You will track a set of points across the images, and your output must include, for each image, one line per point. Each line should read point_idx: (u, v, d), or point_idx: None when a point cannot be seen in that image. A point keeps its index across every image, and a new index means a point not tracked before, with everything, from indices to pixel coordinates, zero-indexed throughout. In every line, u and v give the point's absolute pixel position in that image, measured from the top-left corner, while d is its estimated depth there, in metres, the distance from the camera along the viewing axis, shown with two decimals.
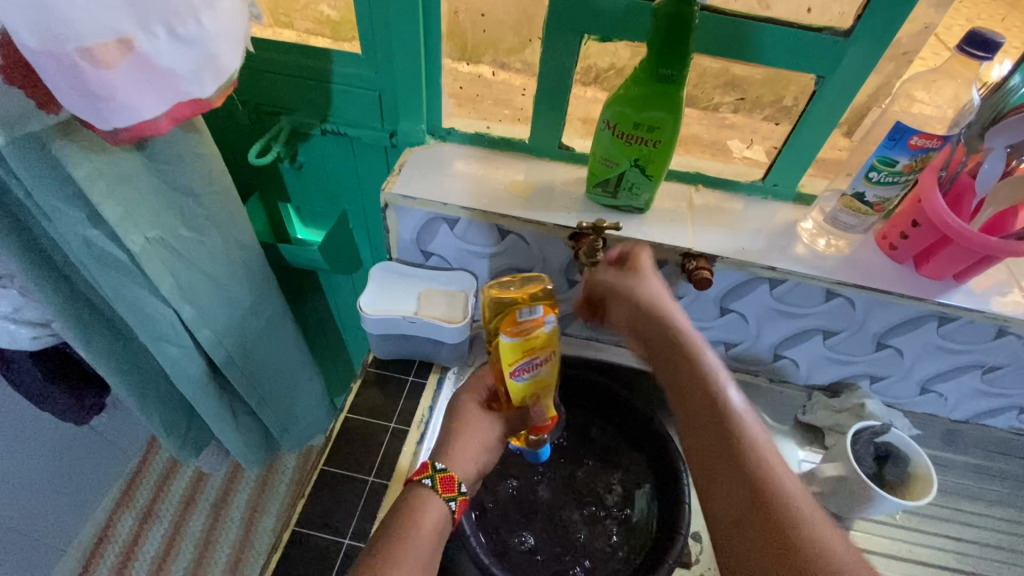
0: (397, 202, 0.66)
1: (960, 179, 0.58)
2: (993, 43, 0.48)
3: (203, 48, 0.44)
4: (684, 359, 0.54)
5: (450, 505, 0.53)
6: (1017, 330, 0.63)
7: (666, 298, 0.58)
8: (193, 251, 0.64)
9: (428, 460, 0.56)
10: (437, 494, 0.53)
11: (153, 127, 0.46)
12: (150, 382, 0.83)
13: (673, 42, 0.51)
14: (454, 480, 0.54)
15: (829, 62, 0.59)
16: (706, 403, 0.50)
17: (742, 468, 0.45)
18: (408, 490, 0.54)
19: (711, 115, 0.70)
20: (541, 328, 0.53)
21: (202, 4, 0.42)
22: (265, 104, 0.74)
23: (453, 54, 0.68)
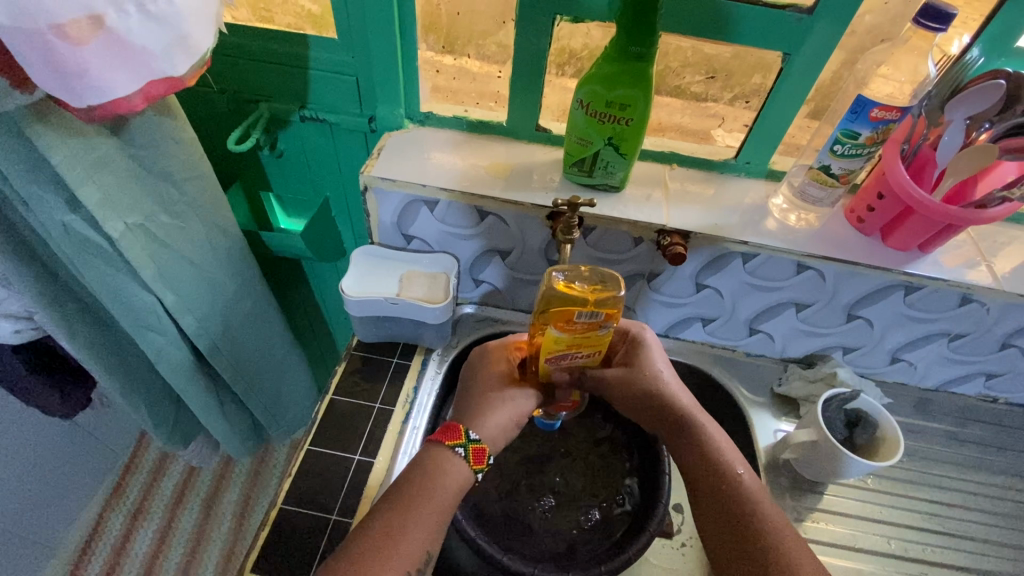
0: (377, 185, 0.67)
1: (922, 150, 0.60)
2: (946, 14, 0.50)
3: (175, 25, 0.44)
4: (687, 427, 0.59)
5: (476, 476, 0.56)
6: (980, 297, 0.66)
7: (665, 374, 0.61)
8: (173, 236, 0.65)
9: (461, 426, 0.56)
10: (466, 465, 0.55)
11: (128, 106, 0.46)
12: (137, 373, 0.83)
13: (640, 20, 0.52)
14: (485, 453, 0.56)
15: (795, 39, 0.61)
16: (709, 472, 0.57)
17: (731, 529, 0.54)
18: (437, 452, 0.55)
19: (696, 105, 0.72)
20: (595, 329, 0.52)
21: None
22: (243, 91, 0.74)
23: (436, 46, 0.69)
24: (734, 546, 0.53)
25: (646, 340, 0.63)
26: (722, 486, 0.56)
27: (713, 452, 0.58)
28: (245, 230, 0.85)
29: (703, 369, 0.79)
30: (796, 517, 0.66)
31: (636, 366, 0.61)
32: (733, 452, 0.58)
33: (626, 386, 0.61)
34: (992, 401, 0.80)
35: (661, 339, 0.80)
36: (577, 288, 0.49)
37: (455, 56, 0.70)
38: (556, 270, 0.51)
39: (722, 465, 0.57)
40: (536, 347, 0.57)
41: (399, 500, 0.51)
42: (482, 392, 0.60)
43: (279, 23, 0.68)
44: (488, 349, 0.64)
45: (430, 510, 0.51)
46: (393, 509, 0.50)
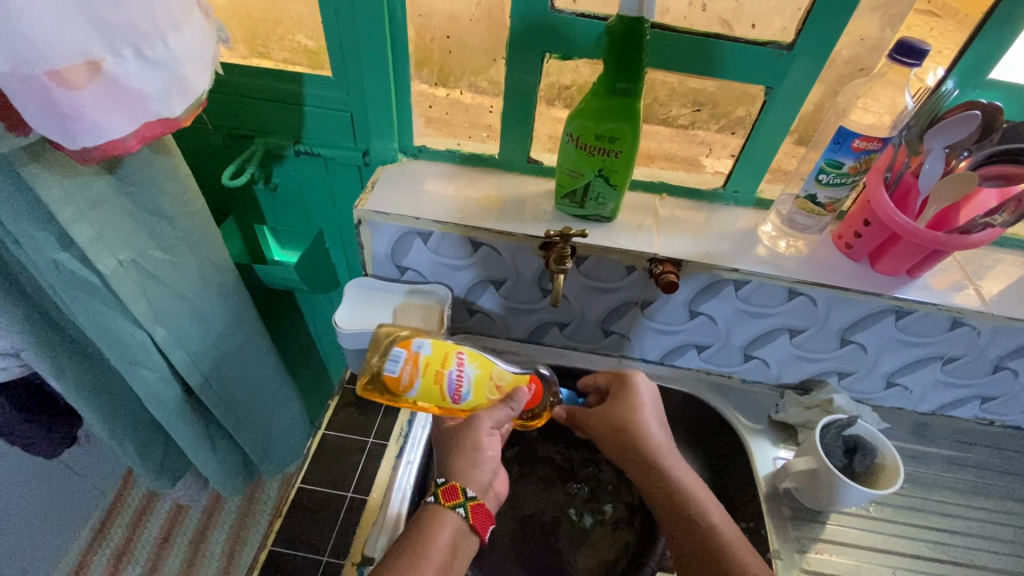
0: (371, 218, 0.67)
1: (904, 179, 0.61)
2: (919, 51, 0.52)
3: (172, 70, 0.45)
4: (662, 473, 0.61)
5: (460, 512, 0.54)
6: (970, 321, 0.66)
7: (648, 419, 0.64)
8: (166, 272, 0.65)
9: (458, 484, 0.55)
10: (466, 524, 0.54)
11: (124, 147, 0.46)
12: (125, 410, 0.82)
13: (627, 58, 0.54)
14: (455, 488, 0.54)
15: (776, 73, 0.63)
16: (680, 524, 0.58)
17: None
18: (435, 512, 0.54)
19: (684, 134, 0.73)
20: (420, 356, 0.59)
21: (168, 27, 0.43)
22: (238, 127, 0.76)
23: (430, 80, 0.71)
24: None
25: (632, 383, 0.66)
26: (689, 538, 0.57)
27: (685, 498, 0.59)
28: (238, 263, 0.85)
29: (700, 398, 0.78)
30: (798, 549, 0.65)
31: (613, 411, 0.65)
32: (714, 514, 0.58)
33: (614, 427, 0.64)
34: (989, 424, 0.80)
35: (656, 366, 0.80)
36: (382, 367, 0.61)
37: (449, 89, 0.72)
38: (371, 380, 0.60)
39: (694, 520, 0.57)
40: (445, 404, 0.60)
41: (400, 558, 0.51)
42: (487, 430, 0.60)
43: (276, 62, 0.70)
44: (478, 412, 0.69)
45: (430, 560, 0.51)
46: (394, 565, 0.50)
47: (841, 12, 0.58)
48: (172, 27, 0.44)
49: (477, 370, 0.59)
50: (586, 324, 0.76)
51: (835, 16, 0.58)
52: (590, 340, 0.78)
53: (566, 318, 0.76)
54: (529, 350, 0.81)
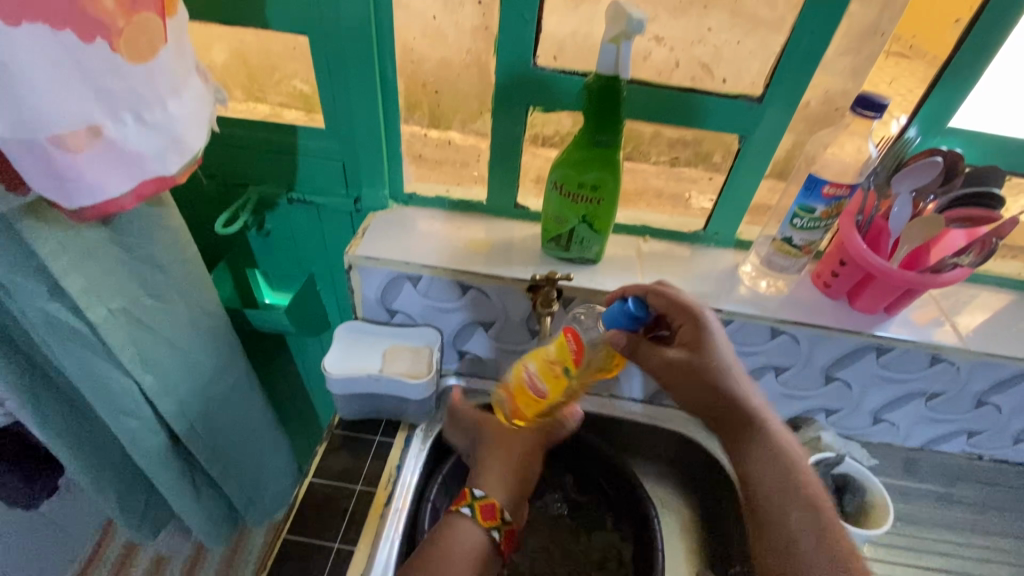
0: (362, 263, 0.69)
1: (876, 221, 0.64)
2: (879, 105, 0.55)
3: (170, 131, 0.47)
4: (756, 434, 0.56)
5: (465, 510, 0.59)
6: (948, 357, 0.68)
7: (737, 378, 0.58)
8: (157, 319, 0.65)
9: (467, 488, 0.61)
10: (475, 522, 0.58)
11: (119, 205, 0.47)
12: (108, 459, 0.80)
13: (605, 113, 0.57)
14: (464, 488, 0.60)
15: (748, 123, 0.66)
16: (784, 486, 0.53)
17: (804, 541, 0.50)
18: (446, 517, 0.59)
19: (671, 169, 0.75)
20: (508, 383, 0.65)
21: (167, 93, 0.46)
22: (233, 177, 0.78)
23: (422, 122, 0.73)
24: (816, 567, 0.48)
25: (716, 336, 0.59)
26: (795, 502, 0.52)
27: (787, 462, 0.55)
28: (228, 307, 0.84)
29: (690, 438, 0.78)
30: None
31: (700, 353, 0.58)
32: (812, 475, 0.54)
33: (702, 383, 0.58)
34: (978, 459, 0.80)
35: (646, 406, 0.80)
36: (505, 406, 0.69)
37: (443, 128, 0.73)
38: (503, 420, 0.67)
39: (796, 481, 0.53)
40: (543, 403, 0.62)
41: (415, 562, 0.55)
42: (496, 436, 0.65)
43: (271, 114, 0.73)
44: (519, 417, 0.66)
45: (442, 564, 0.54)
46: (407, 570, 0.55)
47: (804, 68, 0.61)
48: (171, 92, 0.46)
49: (534, 362, 0.60)
50: None
51: (799, 71, 0.62)
52: None
53: None
54: None
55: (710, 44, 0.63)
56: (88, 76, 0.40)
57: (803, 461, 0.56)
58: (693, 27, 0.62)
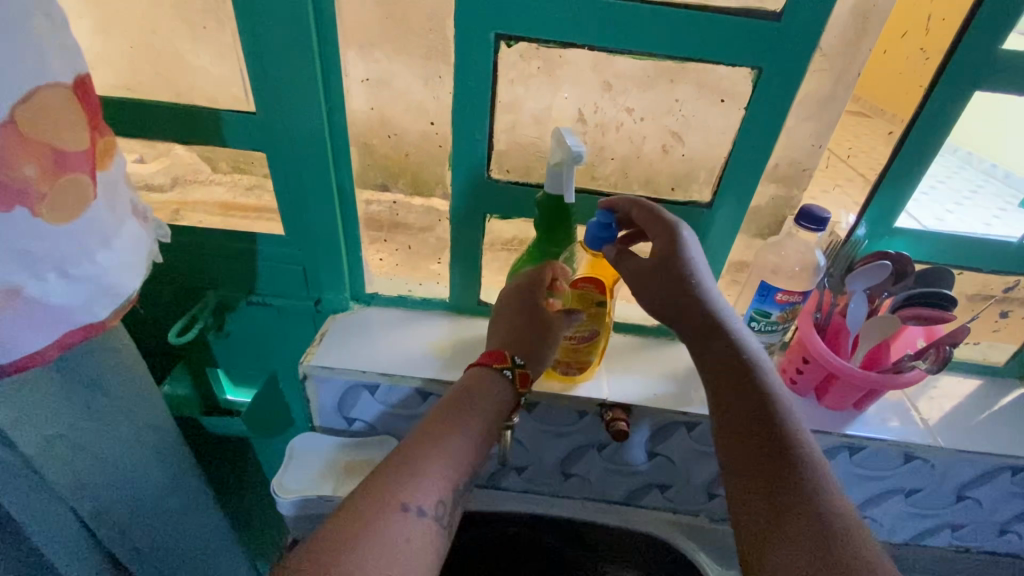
0: (317, 373, 0.67)
1: (834, 318, 0.64)
2: (820, 218, 0.56)
3: (99, 282, 0.45)
4: (735, 350, 0.56)
5: (506, 373, 0.59)
6: (922, 455, 0.67)
7: (711, 290, 0.57)
8: (99, 441, 0.61)
9: (507, 351, 0.60)
10: (511, 386, 0.59)
11: (41, 358, 0.44)
12: None
13: (558, 226, 0.60)
14: (502, 352, 0.60)
15: (701, 226, 0.67)
16: (761, 413, 0.52)
17: (768, 461, 0.50)
18: (483, 373, 0.59)
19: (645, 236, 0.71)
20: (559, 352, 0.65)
21: (98, 244, 0.45)
22: (191, 282, 0.77)
23: (406, 190, 0.70)
24: (776, 485, 0.49)
25: (689, 246, 0.56)
26: (773, 430, 0.51)
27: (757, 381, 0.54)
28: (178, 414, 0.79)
29: (667, 541, 0.75)
30: None
31: (667, 267, 0.56)
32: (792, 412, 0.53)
33: (676, 292, 0.56)
34: (966, 551, 0.77)
35: (621, 508, 0.77)
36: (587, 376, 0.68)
37: (426, 197, 0.71)
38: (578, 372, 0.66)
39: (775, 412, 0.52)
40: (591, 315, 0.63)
41: (443, 416, 0.55)
42: (529, 316, 0.61)
43: (240, 215, 0.72)
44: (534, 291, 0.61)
45: (470, 424, 0.55)
46: (435, 423, 0.54)
47: (749, 175, 0.63)
48: (101, 244, 0.45)
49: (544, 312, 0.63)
50: (545, 467, 0.74)
51: (746, 177, 0.63)
52: (549, 482, 0.76)
53: (522, 462, 0.74)
54: (486, 495, 0.77)
55: (679, 113, 0.62)
56: (10, 242, 0.39)
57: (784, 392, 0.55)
58: (637, 140, 0.64)
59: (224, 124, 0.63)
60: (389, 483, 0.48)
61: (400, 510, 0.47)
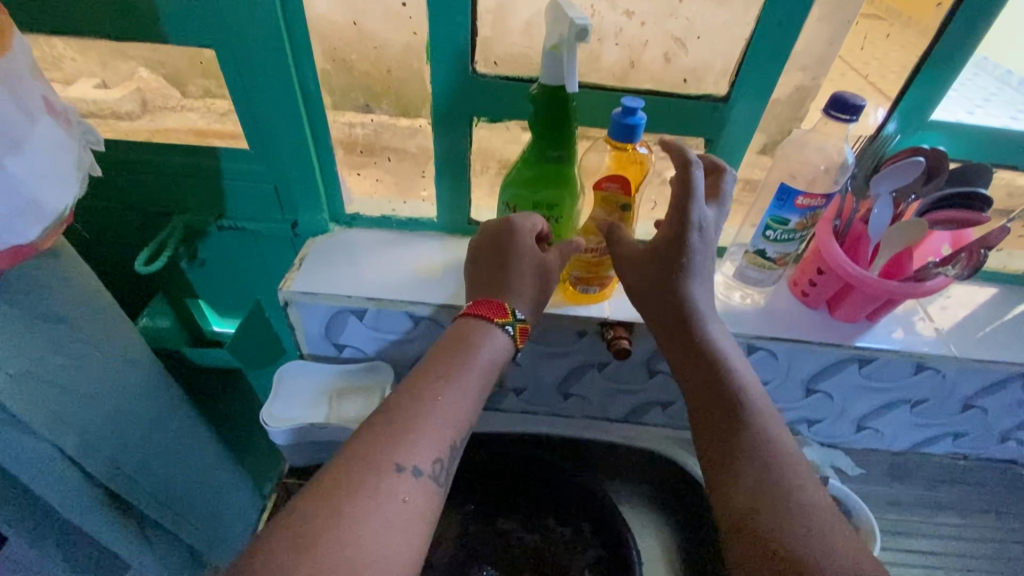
0: (298, 299, 0.62)
1: (855, 226, 0.59)
2: (853, 106, 0.49)
3: (17, 194, 0.41)
4: (708, 349, 0.52)
5: (507, 330, 0.53)
6: (933, 365, 0.64)
7: (702, 283, 0.53)
8: (71, 379, 0.58)
9: (508, 305, 0.54)
10: (511, 342, 0.54)
11: None
12: (59, 532, 0.72)
13: (556, 127, 0.51)
14: (504, 306, 0.54)
15: (714, 126, 0.60)
16: (730, 412, 0.50)
17: (740, 463, 0.47)
18: (483, 326, 0.53)
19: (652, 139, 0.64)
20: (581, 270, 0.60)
21: (5, 149, 0.39)
22: (155, 206, 0.70)
23: (391, 111, 0.63)
24: (744, 488, 0.46)
25: (690, 244, 0.51)
26: (742, 432, 0.49)
27: (731, 381, 0.51)
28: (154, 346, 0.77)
29: (669, 457, 0.73)
30: None
31: (662, 255, 0.52)
32: (774, 420, 0.50)
33: (664, 299, 0.53)
34: (963, 458, 0.78)
35: (621, 425, 0.78)
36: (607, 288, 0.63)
37: (413, 119, 0.63)
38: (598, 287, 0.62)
39: (752, 416, 0.49)
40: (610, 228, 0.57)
41: (437, 366, 0.50)
42: (508, 264, 0.54)
43: (219, 141, 0.65)
44: (511, 234, 0.55)
45: (465, 375, 0.50)
46: (422, 376, 0.49)
47: (774, 62, 0.55)
48: (9, 149, 0.39)
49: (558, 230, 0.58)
50: (544, 388, 0.72)
51: (769, 64, 0.55)
52: (548, 403, 0.75)
53: (521, 384, 0.72)
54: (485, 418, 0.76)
55: (682, 16, 0.54)
56: None
57: (764, 396, 0.52)
58: (638, 43, 0.56)
59: (158, 17, 0.53)
60: (369, 445, 0.44)
61: (392, 471, 0.43)
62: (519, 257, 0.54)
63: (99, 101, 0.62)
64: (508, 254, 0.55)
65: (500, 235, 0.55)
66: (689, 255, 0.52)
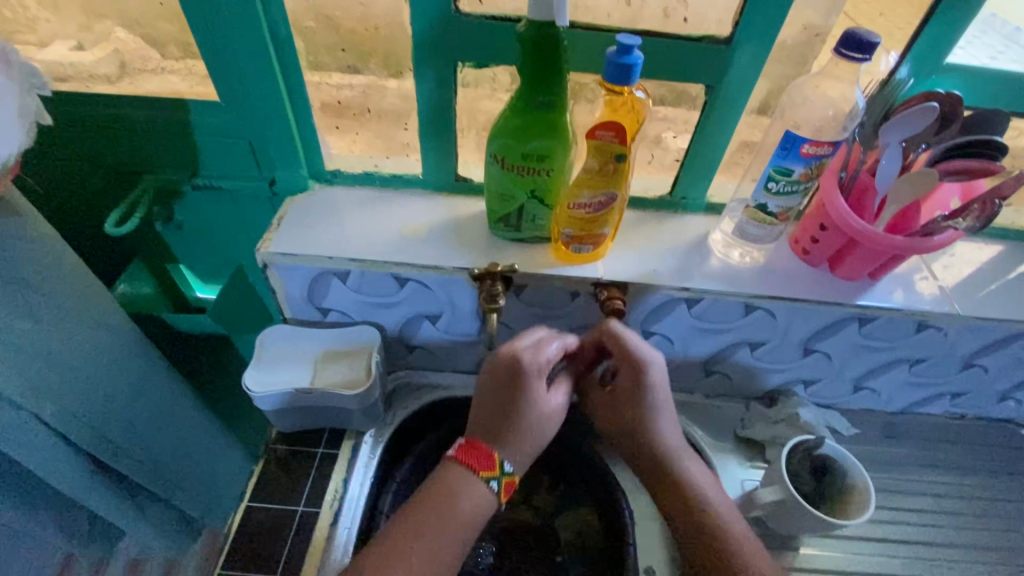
0: (277, 261, 0.60)
1: (861, 178, 0.56)
2: (869, 44, 0.46)
3: None
4: (675, 473, 0.57)
5: (490, 485, 0.54)
6: (936, 323, 0.63)
7: (664, 412, 0.58)
8: (44, 343, 0.56)
9: (497, 457, 0.54)
10: (494, 496, 0.55)
11: None
12: (45, 500, 0.71)
13: (544, 69, 0.48)
14: (493, 459, 0.54)
15: (716, 70, 0.56)
16: (704, 534, 0.55)
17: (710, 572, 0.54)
18: (468, 478, 0.54)
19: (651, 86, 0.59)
20: (570, 227, 0.57)
21: None
22: (125, 163, 0.67)
23: (381, 72, 0.59)
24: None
25: (648, 395, 0.57)
26: (716, 553, 0.54)
27: (701, 504, 0.56)
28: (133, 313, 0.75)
29: None
30: None
31: (634, 394, 0.57)
32: (744, 533, 0.55)
33: (633, 441, 0.58)
34: (958, 417, 0.77)
35: None
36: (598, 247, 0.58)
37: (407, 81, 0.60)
38: (590, 246, 0.58)
39: (729, 542, 0.54)
40: (598, 182, 0.53)
41: (418, 518, 0.52)
42: (497, 392, 0.55)
43: (187, 93, 0.61)
44: (506, 372, 0.55)
45: (446, 526, 0.52)
46: (414, 523, 0.52)
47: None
48: None
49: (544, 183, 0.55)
50: None
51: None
52: None
53: None
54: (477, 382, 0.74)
55: None
56: None
57: (735, 511, 0.57)
58: None
59: None
60: None
61: None
62: (506, 389, 0.55)
63: (76, 62, 0.59)
64: (502, 409, 0.55)
65: (498, 367, 0.55)
66: (653, 389, 0.56)
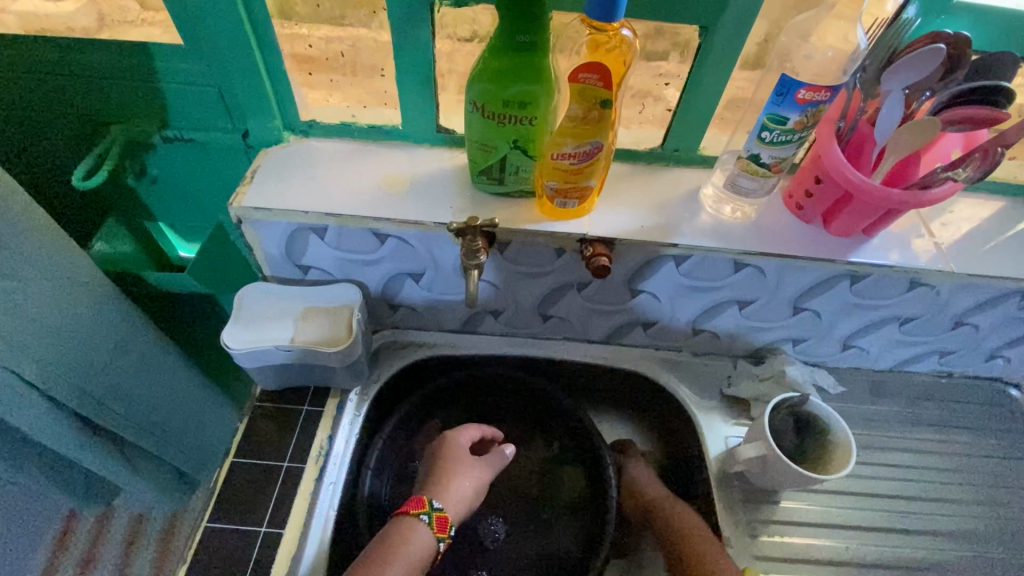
0: (251, 215, 0.58)
1: (860, 128, 0.53)
2: None
3: None
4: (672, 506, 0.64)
5: (425, 519, 0.58)
6: (928, 281, 0.61)
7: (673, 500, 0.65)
8: (15, 300, 0.54)
9: (425, 496, 0.60)
10: (431, 533, 0.58)
11: None
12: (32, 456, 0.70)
13: (522, 7, 0.45)
14: (422, 499, 0.60)
15: (713, 9, 0.52)
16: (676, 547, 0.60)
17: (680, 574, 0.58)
18: (402, 522, 0.58)
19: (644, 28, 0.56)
20: (552, 180, 0.54)
21: None
22: (92, 112, 0.64)
23: (362, 15, 0.55)
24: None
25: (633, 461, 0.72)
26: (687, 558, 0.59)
27: (687, 527, 0.62)
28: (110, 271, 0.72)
29: (650, 377, 0.74)
30: (750, 533, 0.63)
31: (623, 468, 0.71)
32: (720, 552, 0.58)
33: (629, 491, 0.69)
34: (945, 375, 0.77)
35: None
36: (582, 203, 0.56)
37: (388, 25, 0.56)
38: (574, 201, 0.56)
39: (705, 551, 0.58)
40: (581, 130, 0.50)
41: (377, 554, 0.55)
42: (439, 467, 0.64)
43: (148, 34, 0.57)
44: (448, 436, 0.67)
45: (403, 544, 0.56)
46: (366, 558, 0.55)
47: None
48: None
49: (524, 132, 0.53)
50: (521, 309, 0.69)
51: None
52: (528, 325, 0.72)
53: (499, 306, 0.69)
54: (462, 341, 0.74)
55: None
56: None
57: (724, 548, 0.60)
58: None
59: None
60: None
61: None
62: (442, 489, 0.62)
63: (51, 15, 0.56)
64: (437, 483, 0.63)
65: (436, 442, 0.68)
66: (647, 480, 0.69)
